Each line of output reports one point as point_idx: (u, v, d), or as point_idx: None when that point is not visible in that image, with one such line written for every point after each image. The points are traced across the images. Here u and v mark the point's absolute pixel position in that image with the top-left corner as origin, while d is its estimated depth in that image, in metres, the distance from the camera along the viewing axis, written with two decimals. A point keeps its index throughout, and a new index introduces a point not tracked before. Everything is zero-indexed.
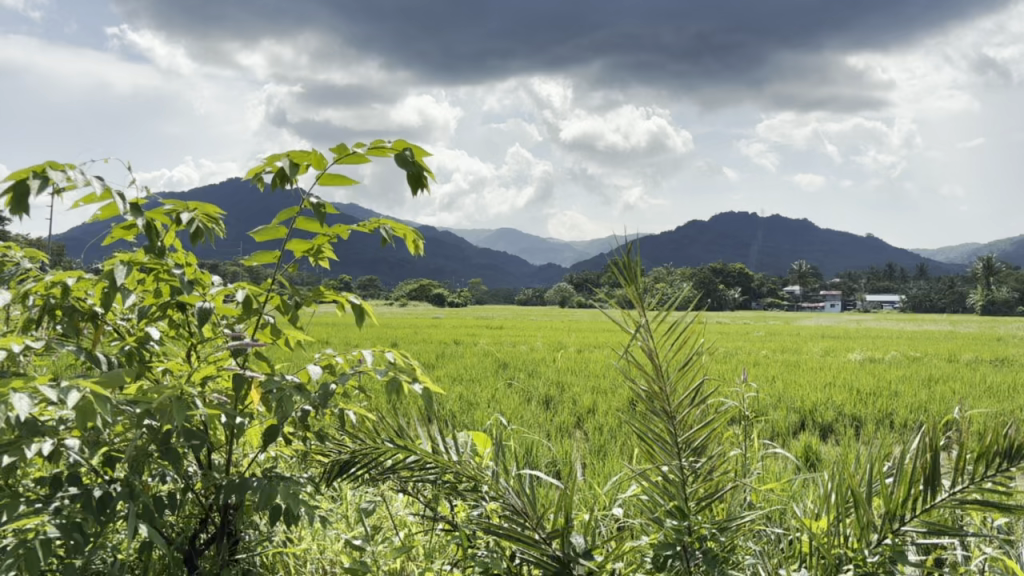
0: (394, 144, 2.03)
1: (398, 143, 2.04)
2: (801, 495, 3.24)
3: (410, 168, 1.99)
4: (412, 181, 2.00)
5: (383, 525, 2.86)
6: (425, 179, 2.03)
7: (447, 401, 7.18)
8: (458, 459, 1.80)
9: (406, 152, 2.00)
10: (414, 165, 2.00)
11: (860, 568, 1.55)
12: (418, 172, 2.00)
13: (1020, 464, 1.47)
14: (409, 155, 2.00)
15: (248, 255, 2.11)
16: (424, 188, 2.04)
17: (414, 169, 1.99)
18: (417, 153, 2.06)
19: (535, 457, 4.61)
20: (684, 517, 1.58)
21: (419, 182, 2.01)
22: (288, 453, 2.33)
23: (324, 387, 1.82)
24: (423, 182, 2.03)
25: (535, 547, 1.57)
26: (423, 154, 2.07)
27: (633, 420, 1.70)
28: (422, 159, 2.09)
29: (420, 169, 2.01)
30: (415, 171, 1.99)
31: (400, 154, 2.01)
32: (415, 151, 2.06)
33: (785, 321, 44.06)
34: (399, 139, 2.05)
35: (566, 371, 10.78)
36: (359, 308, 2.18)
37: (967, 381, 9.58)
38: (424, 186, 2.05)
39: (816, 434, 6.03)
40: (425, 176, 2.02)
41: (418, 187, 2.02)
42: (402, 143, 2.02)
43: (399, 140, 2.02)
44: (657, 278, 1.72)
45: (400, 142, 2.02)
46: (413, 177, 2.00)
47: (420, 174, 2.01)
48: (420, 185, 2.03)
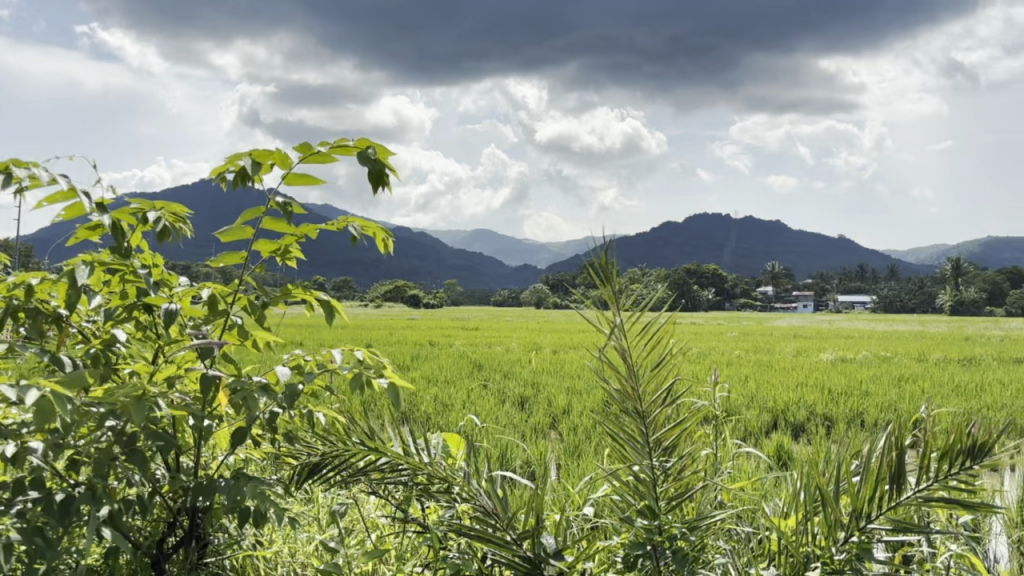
0: (357, 142, 2.02)
1: (360, 142, 2.03)
2: (769, 494, 3.29)
3: (371, 167, 1.97)
4: (372, 179, 1.98)
5: (356, 529, 2.84)
6: (387, 178, 2.01)
7: (422, 402, 7.21)
8: (429, 460, 1.80)
9: (368, 150, 1.98)
10: (376, 163, 1.98)
11: (828, 566, 1.57)
12: (380, 171, 1.99)
13: (983, 462, 1.50)
14: (372, 152, 1.98)
15: (215, 255, 2.08)
16: (386, 186, 2.03)
17: (376, 167, 1.98)
18: (380, 152, 2.05)
19: (509, 458, 4.63)
20: (654, 516, 1.59)
21: (381, 181, 2.00)
22: (257, 455, 2.30)
23: (290, 388, 1.80)
24: (385, 181, 2.01)
25: (506, 547, 1.58)
26: (387, 152, 2.06)
27: (604, 419, 1.71)
28: (385, 158, 2.08)
29: (382, 168, 1.99)
30: (376, 170, 1.97)
31: (362, 152, 2.00)
32: (378, 149, 2.05)
33: (757, 321, 44.87)
34: (361, 137, 2.03)
35: (542, 371, 10.85)
36: (328, 306, 2.17)
37: (936, 381, 9.69)
38: (386, 184, 2.03)
39: (787, 434, 6.08)
40: (388, 175, 2.00)
41: (380, 185, 2.00)
42: (364, 140, 2.00)
43: (361, 138, 2.00)
44: (632, 279, 1.72)
45: (362, 140, 2.00)
46: (373, 175, 1.98)
47: (382, 173, 2.00)
48: (382, 184, 2.01)
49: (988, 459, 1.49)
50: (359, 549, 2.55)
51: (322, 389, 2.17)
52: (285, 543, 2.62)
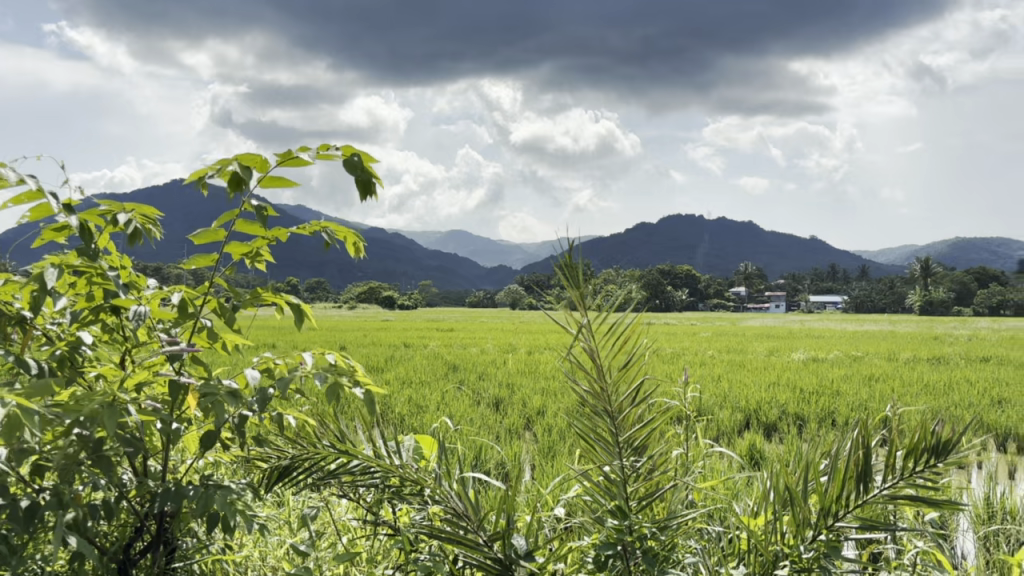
0: (341, 149, 2.01)
1: (346, 150, 2.01)
2: (738, 492, 3.32)
3: (358, 175, 1.96)
4: (360, 187, 1.97)
5: (328, 533, 2.83)
6: (373, 186, 2.00)
7: (395, 404, 7.17)
8: (400, 463, 1.79)
9: (355, 157, 1.96)
10: (362, 172, 1.97)
11: (797, 565, 1.58)
12: (367, 179, 1.98)
13: (947, 459, 1.52)
14: (358, 160, 1.97)
15: (186, 258, 2.05)
16: (373, 195, 2.02)
17: (362, 176, 1.97)
18: (365, 159, 2.04)
19: (484, 460, 4.64)
20: (624, 516, 1.59)
21: (368, 189, 1.99)
22: (226, 459, 2.28)
23: (262, 392, 1.79)
24: (372, 190, 2.01)
25: (476, 549, 1.58)
26: (371, 160, 2.05)
27: (575, 420, 1.71)
28: (369, 165, 2.06)
29: (368, 176, 1.98)
30: (363, 179, 1.97)
31: (348, 159, 1.98)
32: (363, 156, 2.03)
33: (728, 321, 45.41)
34: (346, 145, 2.02)
35: (517, 372, 10.85)
36: (299, 312, 2.15)
37: (905, 380, 9.83)
38: (373, 193, 2.02)
39: (759, 434, 6.14)
40: (374, 184, 2.00)
41: (366, 194, 1.99)
42: (349, 147, 1.99)
43: (346, 146, 1.99)
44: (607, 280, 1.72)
45: (347, 148, 1.99)
46: (360, 184, 1.96)
47: (369, 181, 1.99)
48: (368, 192, 2.00)
49: (953, 456, 1.51)
50: (330, 553, 2.54)
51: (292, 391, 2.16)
52: (256, 547, 2.62)
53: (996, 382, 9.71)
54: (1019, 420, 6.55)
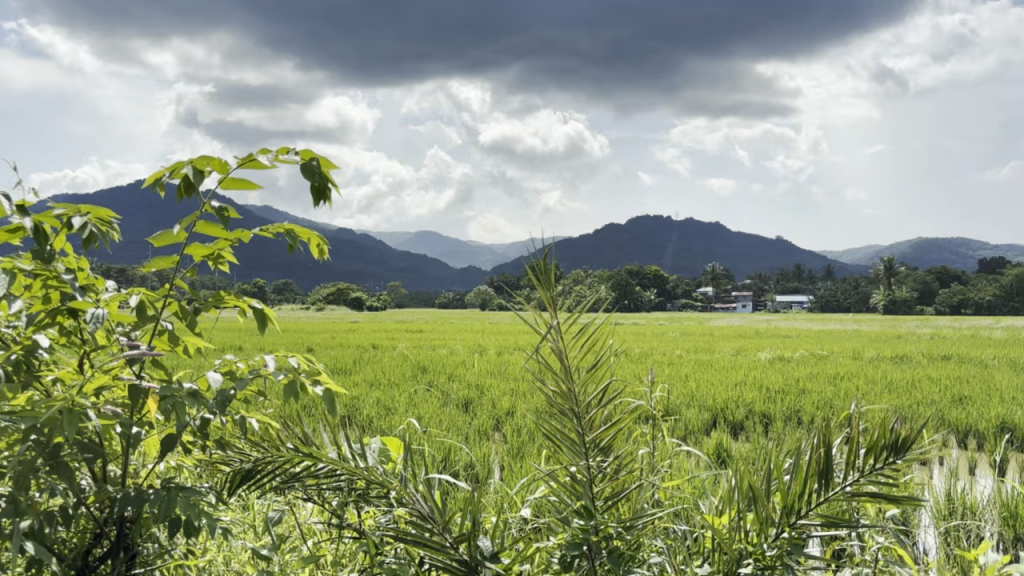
0: (300, 152, 1.97)
1: (304, 153, 1.98)
2: (702, 492, 3.36)
3: (316, 180, 1.94)
4: (317, 193, 1.94)
5: (292, 537, 2.83)
6: (329, 191, 1.98)
7: (363, 406, 7.14)
8: (364, 466, 1.77)
9: (313, 162, 1.94)
10: (319, 177, 1.95)
11: (760, 562, 1.59)
12: (324, 184, 1.95)
13: (905, 456, 1.56)
14: (316, 165, 1.94)
15: (144, 261, 2.02)
16: (330, 200, 2.00)
17: (319, 180, 1.94)
18: (324, 163, 2.01)
19: (452, 461, 4.65)
20: (590, 517, 1.58)
21: (323, 195, 1.96)
22: (187, 463, 2.24)
23: (222, 397, 1.75)
24: (328, 195, 1.99)
25: (442, 551, 1.57)
26: (330, 164, 2.02)
27: (542, 421, 1.71)
28: (327, 169, 2.03)
29: (325, 181, 1.96)
30: (320, 183, 1.94)
31: (305, 163, 1.95)
32: (320, 161, 2.00)
33: (696, 321, 45.85)
34: (305, 149, 1.99)
35: (486, 373, 10.85)
36: (259, 314, 2.13)
37: (870, 379, 9.90)
38: (328, 198, 2.00)
39: (726, 433, 6.22)
40: (330, 189, 1.97)
41: (323, 199, 1.97)
42: (308, 151, 1.96)
43: (305, 149, 1.96)
44: (574, 282, 1.71)
45: (306, 151, 1.96)
46: (316, 189, 1.94)
47: (325, 187, 1.96)
48: (324, 197, 1.98)
49: (909, 453, 1.54)
50: (294, 556, 2.54)
51: (254, 395, 2.12)
52: (219, 551, 2.64)
53: (957, 379, 9.88)
54: (981, 417, 6.67)
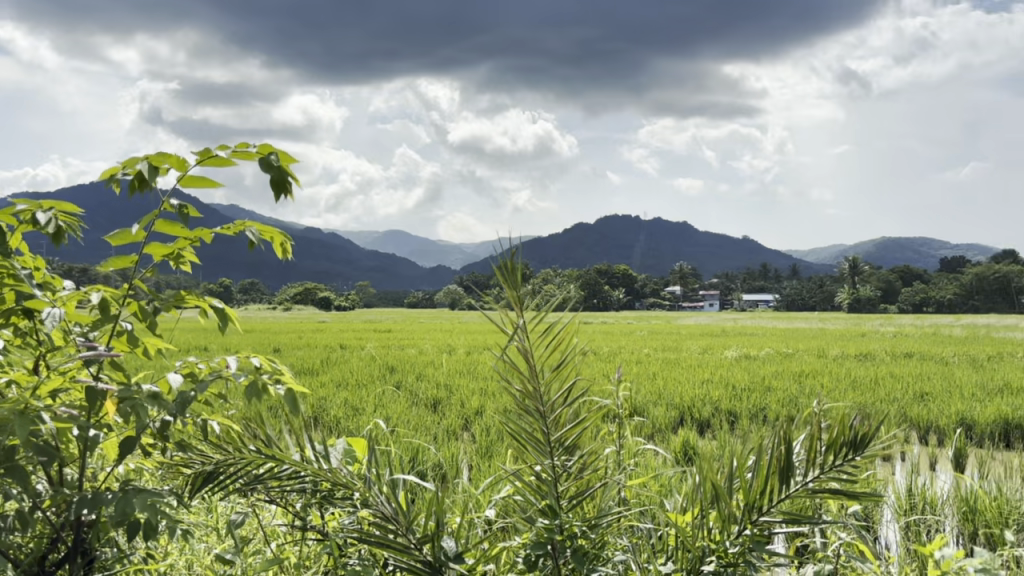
0: (258, 147, 1.94)
1: (263, 148, 1.95)
2: (665, 489, 3.40)
3: (274, 174, 1.90)
4: (275, 186, 1.91)
5: (255, 540, 2.78)
6: (289, 185, 1.95)
7: (331, 407, 7.12)
8: (328, 467, 1.75)
9: (271, 157, 1.90)
10: (278, 171, 1.91)
11: (722, 560, 1.60)
12: (282, 178, 1.92)
13: (863, 452, 1.58)
14: (274, 159, 1.91)
15: (102, 260, 1.99)
16: (289, 195, 1.96)
17: (278, 175, 1.91)
18: (283, 158, 1.97)
19: (420, 460, 4.67)
20: (554, 516, 1.58)
21: (282, 188, 1.93)
22: (148, 465, 2.21)
23: (182, 397, 1.73)
24: (288, 189, 1.95)
25: (406, 553, 1.56)
26: (290, 159, 1.99)
27: (507, 421, 1.71)
28: (287, 164, 2.00)
29: (284, 175, 1.93)
30: (278, 178, 1.91)
31: (263, 158, 1.91)
32: (280, 156, 1.97)
33: (667, 320, 46.10)
34: (264, 143, 1.95)
35: (456, 372, 10.86)
36: (221, 313, 2.11)
37: (834, 376, 10.04)
38: (289, 192, 1.96)
39: (692, 430, 6.28)
40: (289, 182, 1.94)
41: (282, 194, 1.93)
42: (266, 146, 1.93)
43: (263, 144, 1.92)
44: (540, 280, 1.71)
45: (264, 146, 1.92)
46: (274, 182, 1.90)
47: (284, 180, 1.93)
48: (284, 191, 1.94)
49: (868, 449, 1.57)
50: (257, 559, 2.49)
51: (215, 397, 2.09)
52: (182, 554, 2.62)
53: (920, 376, 10.03)
54: (942, 414, 6.78)
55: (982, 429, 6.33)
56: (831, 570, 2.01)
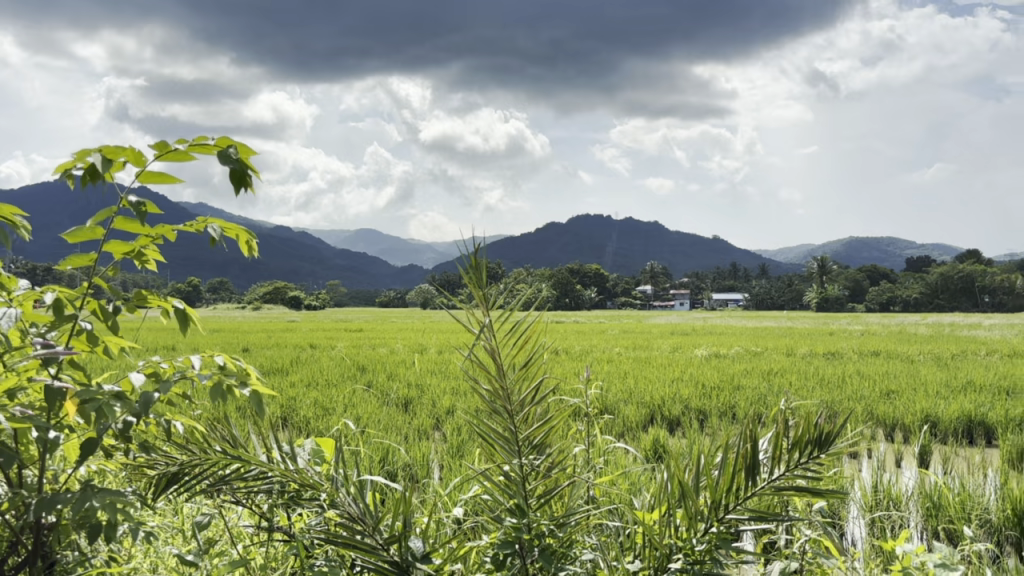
0: (217, 139, 1.90)
1: (221, 140, 1.91)
2: (633, 486, 3.42)
3: (233, 166, 1.87)
4: (234, 179, 1.88)
5: (221, 542, 2.74)
6: (250, 178, 1.92)
7: (300, 408, 7.05)
8: (295, 468, 1.74)
9: (230, 149, 1.87)
10: (238, 164, 1.88)
11: (690, 558, 1.62)
12: (241, 171, 1.88)
13: (827, 450, 1.60)
14: (233, 152, 1.88)
15: (60, 259, 1.94)
16: (248, 188, 1.93)
17: (237, 167, 1.87)
18: (242, 151, 1.94)
19: (390, 460, 4.65)
20: (523, 516, 1.58)
21: (242, 181, 1.90)
22: (109, 467, 2.17)
23: (146, 396, 1.71)
24: (249, 183, 1.92)
25: (372, 553, 1.56)
26: (249, 153, 1.96)
27: (474, 420, 1.71)
28: (247, 157, 1.97)
29: (243, 168, 1.89)
30: (237, 169, 1.87)
31: (222, 151, 1.88)
32: (240, 149, 1.94)
33: (637, 320, 46.30)
34: (221, 135, 1.91)
35: (426, 372, 10.83)
36: (184, 312, 2.09)
37: (802, 375, 10.17)
38: (249, 186, 1.94)
39: (662, 428, 6.33)
40: (249, 175, 1.91)
41: (241, 186, 1.90)
42: (224, 138, 1.89)
43: (221, 136, 1.89)
44: (505, 277, 1.71)
45: (222, 138, 1.89)
46: (235, 176, 1.86)
47: (245, 173, 1.90)
48: (245, 185, 1.91)
49: (832, 447, 1.59)
50: (223, 560, 2.46)
51: (177, 397, 2.06)
52: (147, 556, 2.59)
53: (886, 375, 10.20)
54: (908, 411, 6.87)
55: (946, 426, 6.45)
56: (795, 568, 2.03)
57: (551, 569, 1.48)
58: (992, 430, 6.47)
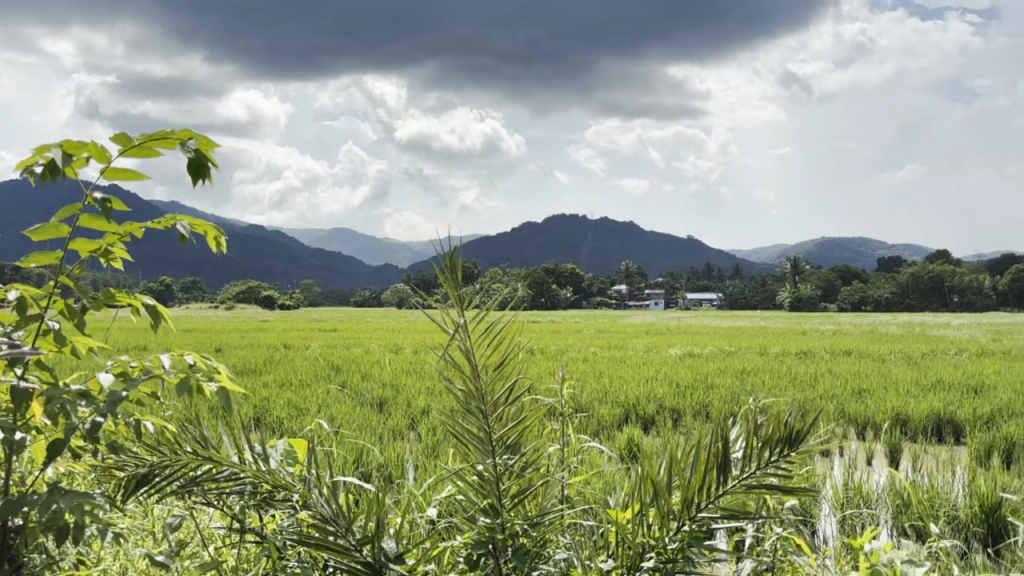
0: (177, 132, 1.87)
1: (181, 132, 1.88)
2: (606, 486, 3.44)
3: (192, 157, 1.84)
4: (193, 170, 1.84)
5: (193, 544, 2.71)
6: (210, 169, 1.88)
7: (273, 408, 7.00)
8: (267, 469, 1.73)
9: (190, 141, 1.84)
10: (198, 155, 1.85)
11: (662, 556, 1.62)
12: (201, 162, 1.85)
13: (798, 448, 1.62)
14: (193, 143, 1.84)
15: (25, 257, 1.91)
16: (208, 179, 1.89)
17: (197, 158, 1.84)
18: (203, 143, 1.90)
19: (364, 460, 4.63)
20: (496, 516, 1.58)
21: (202, 172, 1.86)
22: (79, 468, 2.14)
23: (112, 395, 1.69)
24: (208, 174, 1.89)
25: (345, 554, 1.55)
26: (210, 145, 1.92)
27: (450, 420, 1.71)
28: (209, 150, 1.94)
29: (203, 159, 1.86)
30: (197, 161, 1.84)
31: (182, 143, 1.85)
32: (200, 141, 1.91)
33: (612, 320, 46.44)
34: (183, 129, 1.88)
35: (401, 371, 10.80)
36: (152, 310, 2.07)
37: (775, 373, 10.27)
38: (208, 176, 1.90)
39: (636, 427, 6.37)
40: (209, 167, 1.87)
41: (200, 177, 1.86)
42: (185, 131, 1.86)
43: (182, 128, 1.85)
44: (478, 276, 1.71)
45: (183, 130, 1.86)
46: (194, 167, 1.83)
47: (204, 165, 1.86)
48: (204, 176, 1.88)
49: (802, 445, 1.60)
50: (195, 562, 2.43)
51: (146, 397, 2.03)
52: (117, 559, 2.56)
53: (857, 373, 10.33)
54: (880, 409, 6.95)
55: (916, 424, 6.54)
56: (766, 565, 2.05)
57: (524, 569, 1.48)
58: (960, 428, 6.56)
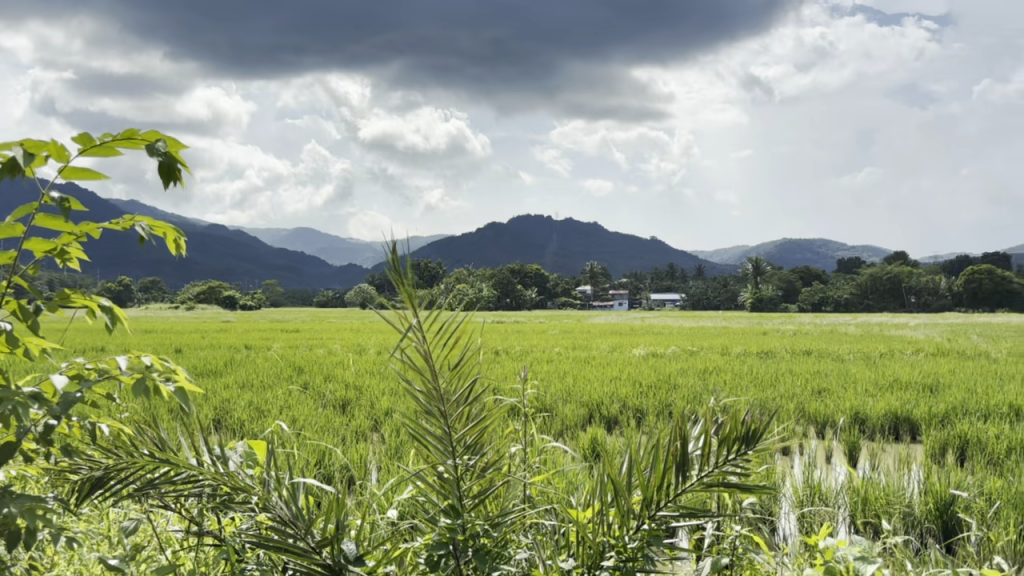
0: (143, 133, 1.84)
1: (148, 133, 1.85)
2: (566, 486, 3.44)
3: (162, 160, 1.82)
4: (163, 173, 1.83)
5: (149, 547, 2.68)
6: (179, 172, 1.87)
7: (233, 410, 6.91)
8: (225, 471, 1.71)
9: (158, 143, 1.81)
10: (166, 157, 1.83)
11: (622, 554, 1.63)
12: (170, 165, 1.83)
13: (753, 446, 1.64)
14: (161, 146, 1.82)
15: None
16: (177, 181, 1.88)
17: (166, 160, 1.82)
18: (171, 144, 1.89)
19: (326, 462, 4.59)
20: (456, 516, 1.57)
21: (172, 175, 1.84)
22: (31, 472, 2.09)
23: (66, 396, 1.65)
24: (178, 176, 1.87)
25: (303, 556, 1.54)
26: (178, 146, 1.91)
27: (408, 420, 1.70)
28: (176, 151, 1.92)
29: (172, 161, 1.84)
30: (166, 163, 1.82)
31: (150, 144, 1.82)
32: (168, 142, 1.88)
33: (576, 321, 46.59)
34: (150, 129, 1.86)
35: (364, 372, 10.74)
36: (110, 311, 2.04)
37: (736, 373, 10.39)
38: (179, 178, 1.89)
39: (598, 427, 6.40)
40: (179, 169, 1.86)
41: (170, 179, 1.85)
42: (152, 132, 1.83)
43: (149, 129, 1.83)
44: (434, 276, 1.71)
45: (150, 132, 1.83)
46: (164, 169, 1.81)
47: (174, 167, 1.85)
48: (174, 178, 1.86)
49: (757, 443, 1.62)
50: (151, 566, 2.40)
51: (100, 398, 1.99)
52: (69, 564, 2.51)
53: (817, 372, 10.49)
54: (838, 408, 7.06)
55: (873, 422, 6.66)
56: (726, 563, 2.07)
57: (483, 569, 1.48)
58: (916, 426, 6.69)
